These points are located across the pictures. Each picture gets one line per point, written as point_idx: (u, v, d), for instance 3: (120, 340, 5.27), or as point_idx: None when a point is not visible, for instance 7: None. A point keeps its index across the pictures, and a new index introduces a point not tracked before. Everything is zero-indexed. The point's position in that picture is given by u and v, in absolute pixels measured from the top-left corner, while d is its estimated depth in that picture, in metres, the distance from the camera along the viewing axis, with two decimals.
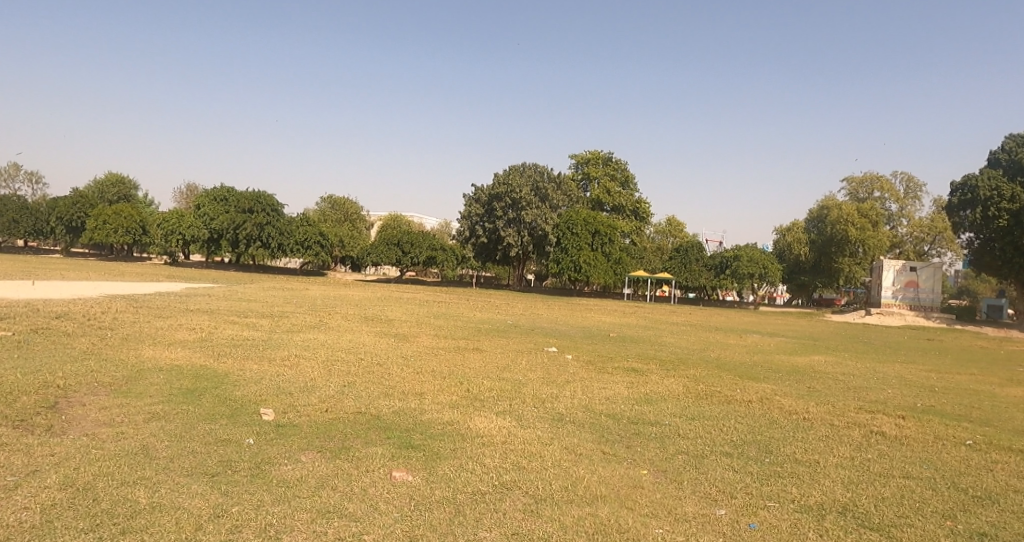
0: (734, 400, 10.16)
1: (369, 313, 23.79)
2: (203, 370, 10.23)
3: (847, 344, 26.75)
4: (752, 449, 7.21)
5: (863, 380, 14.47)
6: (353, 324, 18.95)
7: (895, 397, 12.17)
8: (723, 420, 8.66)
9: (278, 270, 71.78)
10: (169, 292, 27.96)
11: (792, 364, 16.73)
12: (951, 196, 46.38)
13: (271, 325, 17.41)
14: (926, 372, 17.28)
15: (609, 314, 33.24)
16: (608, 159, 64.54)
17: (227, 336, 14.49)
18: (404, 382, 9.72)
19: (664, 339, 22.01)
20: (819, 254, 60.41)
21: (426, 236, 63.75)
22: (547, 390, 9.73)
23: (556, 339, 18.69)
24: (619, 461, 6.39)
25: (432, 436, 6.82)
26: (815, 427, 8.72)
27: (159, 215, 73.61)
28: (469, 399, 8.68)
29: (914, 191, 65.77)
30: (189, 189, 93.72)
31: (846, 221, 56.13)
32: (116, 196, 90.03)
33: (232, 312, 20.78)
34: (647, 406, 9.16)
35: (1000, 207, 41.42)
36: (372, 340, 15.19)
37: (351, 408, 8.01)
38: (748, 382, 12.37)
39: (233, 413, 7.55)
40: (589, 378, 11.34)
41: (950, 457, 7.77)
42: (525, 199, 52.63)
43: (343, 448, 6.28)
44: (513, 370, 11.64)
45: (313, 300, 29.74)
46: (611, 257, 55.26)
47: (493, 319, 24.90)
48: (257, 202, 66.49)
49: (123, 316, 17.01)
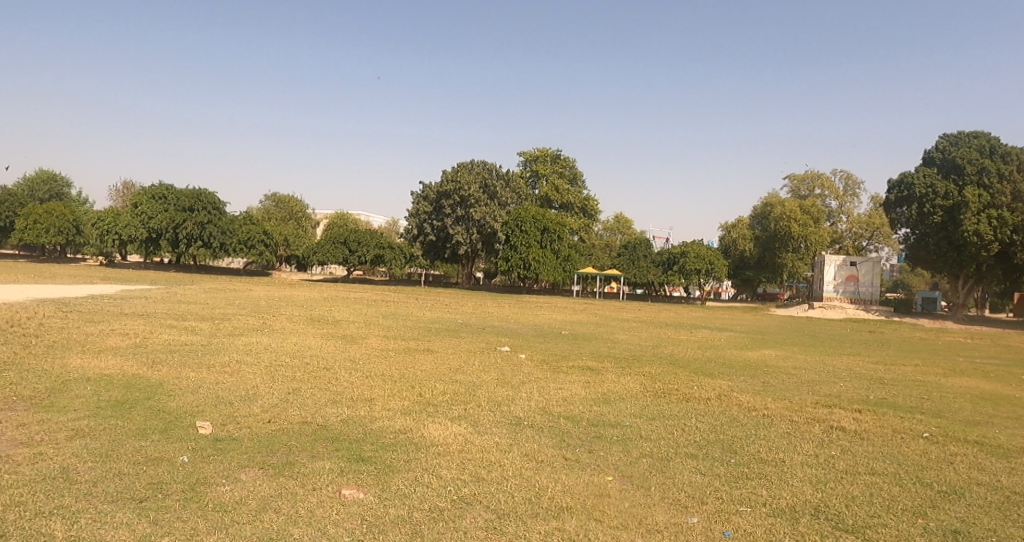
0: (692, 398, 10.05)
1: (316, 314, 23.00)
2: (134, 379, 9.50)
3: (793, 337, 27.35)
4: (716, 450, 7.05)
5: (814, 374, 14.68)
6: (298, 326, 18.21)
7: (848, 390, 12.35)
8: (683, 419, 8.51)
9: (220, 271, 69.31)
10: (102, 295, 26.47)
11: (745, 359, 16.87)
12: (889, 193, 48.24)
13: (211, 328, 16.55)
14: (872, 365, 17.69)
15: (562, 311, 33.15)
16: (557, 156, 64.75)
17: (163, 341, 13.64)
18: (353, 387, 9.24)
19: (617, 336, 21.98)
20: (763, 250, 62.00)
21: (372, 235, 62.58)
22: (503, 392, 9.42)
23: (510, 339, 18.38)
24: (584, 468, 6.11)
25: (385, 447, 6.42)
26: (774, 423, 8.67)
27: (93, 214, 70.13)
28: (422, 404, 8.28)
29: (852, 188, 68.21)
30: (125, 186, 89.71)
31: (788, 217, 57.77)
32: (45, 193, 85.47)
33: (169, 315, 19.71)
34: (606, 406, 8.96)
35: (935, 204, 43.39)
36: (317, 342, 14.56)
37: (297, 418, 7.51)
38: (704, 378, 12.32)
39: (166, 428, 6.96)
40: (545, 378, 11.07)
41: (908, 450, 7.81)
42: (475, 196, 52.27)
43: (288, 464, 5.82)
44: (467, 371, 11.27)
45: (257, 301, 28.67)
46: (561, 254, 55.41)
47: (445, 318, 24.45)
48: (197, 200, 64.13)
49: (49, 322, 15.89)
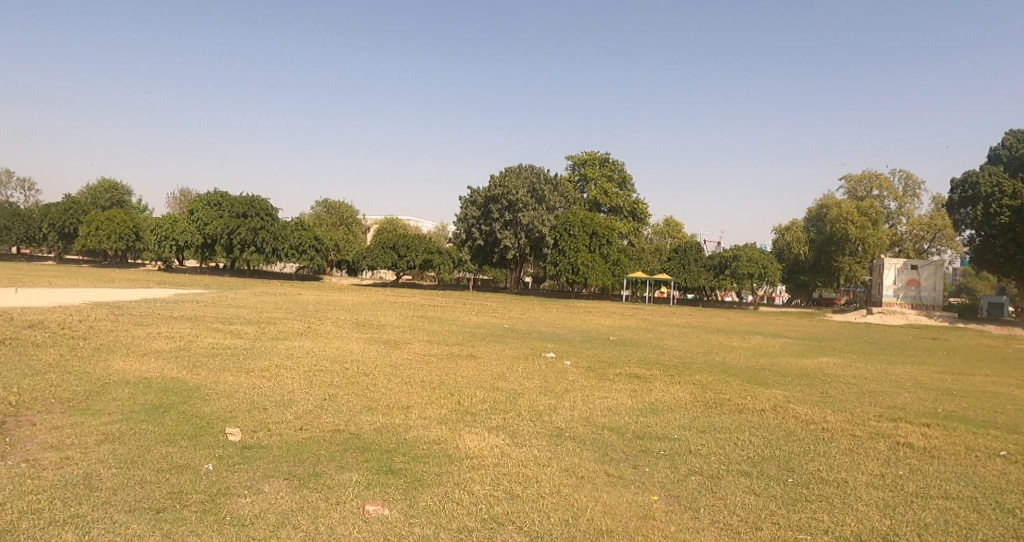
0: (746, 409, 9.45)
1: (361, 319, 23.04)
2: (174, 383, 9.49)
3: (852, 345, 26.08)
4: (772, 467, 6.51)
5: (876, 383, 13.79)
6: (342, 330, 18.24)
7: (915, 402, 11.50)
8: (736, 432, 7.95)
9: (273, 276, 71.01)
10: (157, 299, 27.29)
11: (800, 367, 16.04)
12: (952, 193, 45.87)
13: (256, 332, 16.69)
14: (940, 375, 16.58)
15: (608, 317, 32.53)
16: (605, 159, 63.82)
17: (207, 345, 13.76)
18: (390, 394, 9.01)
19: (665, 342, 21.31)
20: (819, 253, 59.82)
21: (422, 239, 63.06)
22: (546, 401, 9.03)
23: (554, 344, 17.99)
24: (626, 485, 5.69)
25: (416, 458, 6.12)
26: (836, 439, 8.02)
27: (153, 221, 72.77)
28: (460, 413, 7.96)
29: (913, 188, 65.23)
30: (183, 193, 93.02)
31: (845, 219, 55.57)
32: (109, 202, 89.22)
33: (218, 318, 20.05)
34: (652, 417, 8.46)
35: (1001, 204, 40.81)
36: (359, 347, 14.45)
37: (329, 426, 7.30)
38: (758, 388, 11.65)
39: (196, 434, 6.85)
40: (589, 386, 10.63)
41: (988, 471, 7.07)
42: (522, 200, 51.97)
43: (313, 475, 5.59)
44: (508, 378, 10.94)
45: (304, 305, 29.05)
46: (609, 258, 54.54)
47: (488, 323, 24.21)
48: (251, 206, 66.03)
49: (101, 324, 16.28)
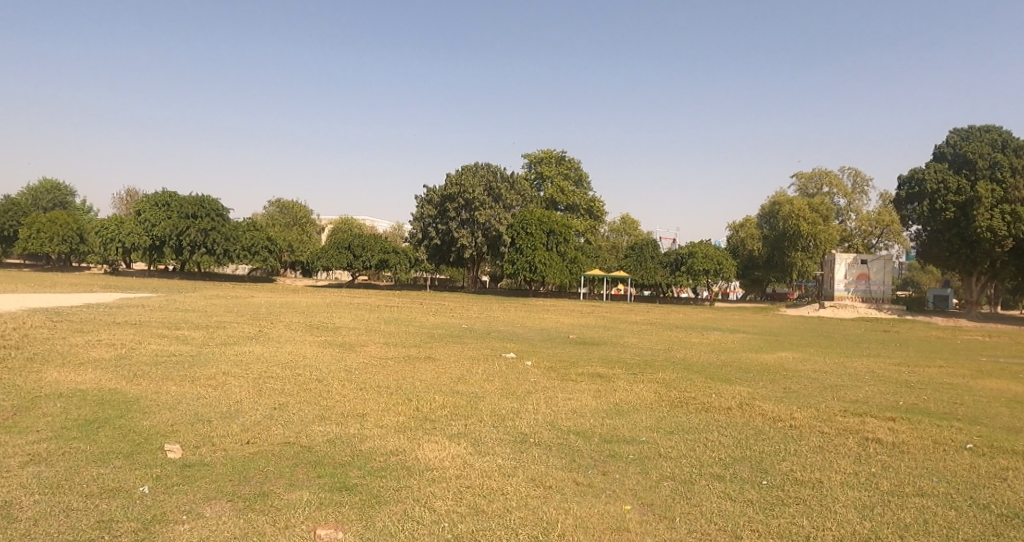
0: (712, 407, 9.30)
1: (316, 321, 22.30)
2: (111, 395, 8.81)
3: (808, 339, 26.49)
4: (744, 470, 6.33)
5: (836, 378, 13.89)
6: (296, 334, 17.55)
7: (875, 396, 11.56)
8: (704, 432, 7.76)
9: (224, 278, 68.92)
10: (99, 303, 25.98)
11: (761, 362, 16.09)
12: (899, 190, 47.33)
13: (204, 338, 15.89)
14: (895, 367, 16.87)
15: (569, 315, 32.42)
16: (562, 158, 63.97)
17: (150, 352, 12.97)
18: (345, 401, 8.54)
19: (627, 339, 21.23)
20: (772, 249, 61.09)
21: (377, 239, 62.16)
22: (508, 405, 8.69)
23: (515, 343, 17.66)
24: (597, 495, 5.40)
25: (373, 472, 5.72)
26: (805, 436, 7.89)
27: (97, 222, 69.80)
28: (419, 420, 7.56)
29: (860, 185, 67.29)
30: (128, 194, 89.58)
31: (797, 216, 56.91)
32: (49, 203, 85.29)
33: (163, 323, 19.09)
34: (618, 419, 8.22)
35: (946, 200, 42.38)
36: (312, 351, 13.86)
37: (279, 438, 6.81)
38: (723, 385, 11.56)
39: (132, 452, 6.29)
40: (553, 387, 10.33)
41: (956, 465, 7.04)
42: (479, 199, 51.59)
43: (260, 495, 5.13)
44: (468, 381, 10.56)
45: (257, 307, 28.08)
46: (567, 256, 54.58)
47: (449, 323, 23.76)
48: (201, 207, 63.91)
49: (35, 332, 15.27)
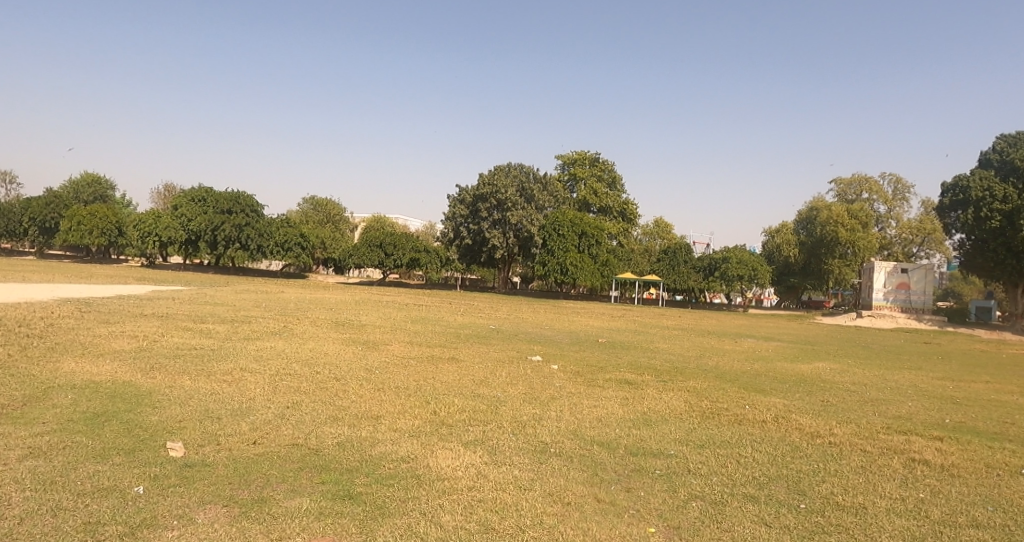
0: (746, 420, 8.77)
1: (341, 318, 22.18)
2: (124, 388, 8.66)
3: (845, 349, 25.52)
4: (781, 491, 5.84)
5: (877, 391, 13.19)
6: (320, 330, 17.42)
7: (921, 412, 10.87)
8: (737, 447, 7.27)
9: (257, 273, 69.84)
10: (131, 295, 26.31)
11: (797, 373, 15.40)
12: (942, 197, 45.63)
13: (227, 332, 15.81)
14: (939, 381, 16.02)
15: (597, 318, 31.87)
16: (595, 159, 63.17)
17: (172, 345, 12.89)
18: (361, 402, 8.24)
19: (656, 345, 20.63)
20: (809, 256, 59.46)
21: (409, 237, 62.25)
22: (529, 410, 8.30)
23: (541, 346, 17.24)
24: (618, 514, 4.98)
25: (380, 480, 5.39)
26: (847, 455, 7.34)
27: (136, 216, 71.28)
28: (434, 424, 7.22)
29: (902, 192, 65.20)
30: (167, 189, 91.48)
31: (835, 222, 55.34)
32: (91, 196, 87.60)
33: (189, 316, 19.12)
34: (644, 429, 7.78)
35: (992, 208, 40.50)
36: (335, 349, 13.64)
37: (287, 439, 6.54)
38: (756, 396, 11.00)
39: (135, 449, 6.09)
40: (578, 393, 9.90)
41: (1016, 493, 6.41)
42: (511, 199, 51.21)
43: (258, 501, 4.84)
44: (490, 384, 10.19)
45: (285, 303, 28.16)
46: (599, 258, 53.84)
47: (474, 323, 23.45)
48: (236, 202, 64.87)
49: (63, 322, 15.36)
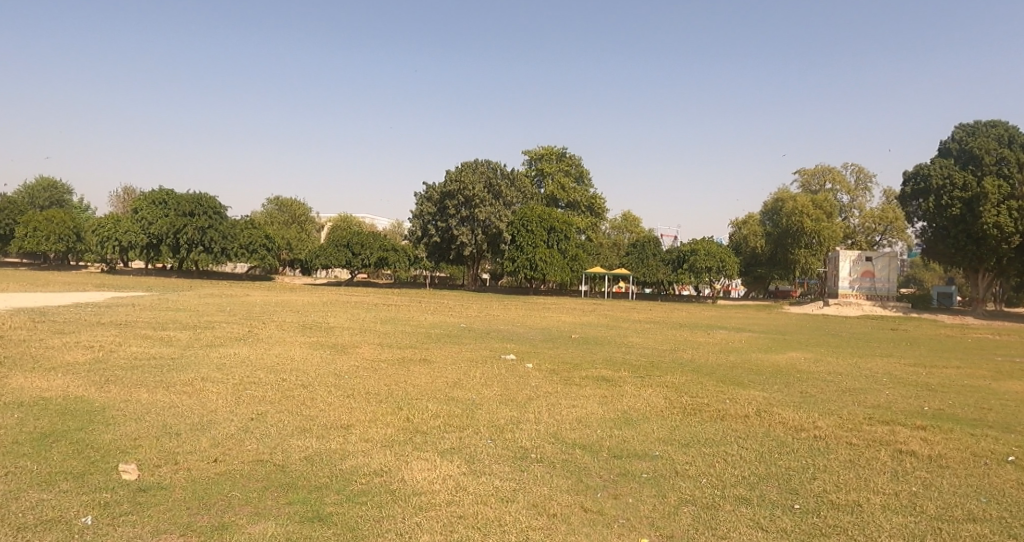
0: (728, 415, 8.59)
1: (310, 321, 21.57)
2: (75, 403, 8.10)
3: (815, 338, 25.76)
4: (772, 490, 5.64)
5: (852, 380, 13.19)
6: (286, 334, 16.84)
7: (898, 400, 10.85)
8: (722, 445, 7.06)
9: (223, 276, 68.20)
10: (89, 303, 25.28)
11: (772, 364, 15.36)
12: (904, 186, 46.58)
13: (189, 339, 15.15)
14: (911, 368, 16.16)
15: (570, 313, 31.72)
16: (563, 154, 63.15)
17: (129, 355, 12.24)
18: (330, 410, 7.82)
19: (631, 339, 20.48)
20: (775, 246, 60.27)
21: (376, 237, 61.38)
22: (507, 413, 7.99)
23: (516, 345, 16.95)
24: (609, 524, 4.70)
25: (352, 498, 5.02)
26: (833, 449, 7.19)
27: (93, 221, 69.01)
28: (408, 433, 6.85)
29: (863, 182, 66.52)
30: (126, 191, 88.84)
31: (800, 212, 56.23)
32: (46, 201, 84.66)
33: (149, 324, 18.35)
34: (627, 429, 7.53)
35: (952, 196, 41.50)
36: (302, 353, 13.13)
37: (250, 455, 6.11)
38: (734, 389, 10.86)
39: (84, 472, 5.61)
40: (556, 393, 9.61)
41: (1005, 482, 6.31)
42: (479, 196, 50.84)
43: (219, 527, 4.44)
44: (464, 387, 9.84)
45: (251, 307, 27.35)
46: (569, 253, 53.80)
47: (446, 323, 23.05)
48: (198, 204, 63.18)
49: (13, 333, 14.55)
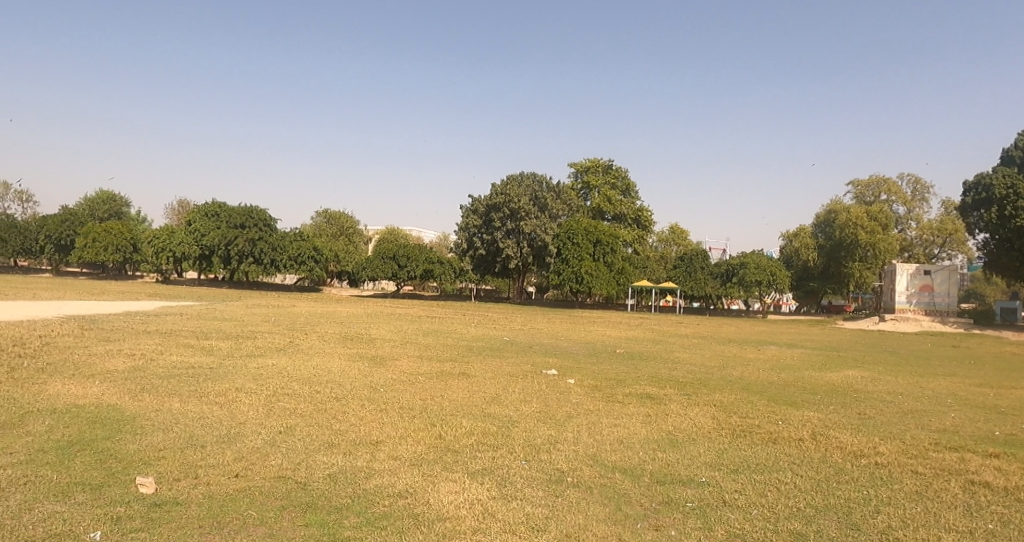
0: (781, 438, 8.00)
1: (350, 332, 21.58)
2: (108, 412, 8.10)
3: (872, 355, 24.53)
4: (833, 526, 5.09)
5: (915, 401, 12.32)
6: (327, 345, 16.81)
7: (968, 424, 10.00)
8: (774, 472, 6.52)
9: (271, 287, 69.66)
10: (140, 312, 25.93)
11: (827, 382, 14.55)
12: (965, 196, 44.34)
13: (230, 348, 15.24)
14: (978, 388, 15.08)
15: (614, 327, 31.12)
16: (609, 166, 62.53)
17: (168, 364, 12.31)
18: (360, 425, 7.58)
19: (677, 355, 19.80)
20: (828, 259, 58.22)
21: (422, 249, 61.76)
22: (544, 432, 7.60)
23: (557, 359, 16.54)
24: None
25: (370, 521, 4.73)
26: (899, 478, 6.57)
27: (150, 232, 71.52)
28: (439, 451, 6.54)
29: (921, 192, 63.83)
30: (180, 204, 91.93)
31: (854, 224, 54.20)
32: (106, 213, 88.38)
33: (193, 333, 18.61)
34: (671, 452, 7.05)
35: (1017, 206, 39.26)
36: (339, 365, 12.98)
37: (272, 471, 5.91)
38: (788, 410, 10.21)
39: (102, 484, 5.49)
40: (596, 410, 9.18)
41: None
42: (525, 209, 50.65)
43: None
44: (501, 402, 9.49)
45: (295, 317, 27.66)
46: (615, 266, 53.05)
47: (487, 335, 22.76)
48: (249, 217, 64.70)
49: (63, 340, 14.89)
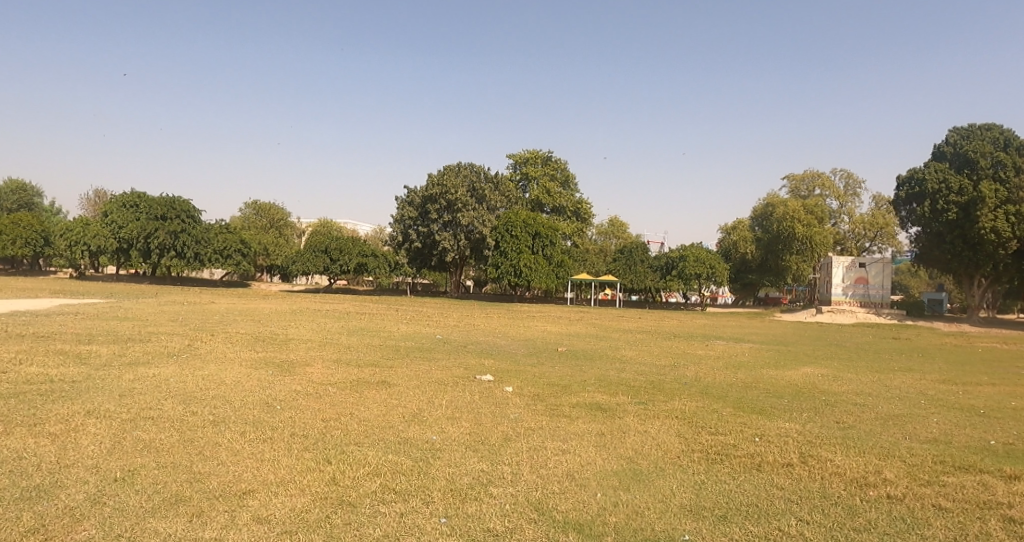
0: (765, 463, 6.57)
1: (266, 332, 19.26)
2: None
3: (820, 349, 24.00)
4: None
5: (885, 403, 11.23)
6: (232, 350, 14.57)
7: (958, 433, 8.87)
8: (775, 518, 5.03)
9: (196, 282, 65.46)
10: (27, 311, 22.78)
11: (788, 383, 13.39)
12: (898, 190, 44.99)
13: (109, 355, 12.83)
14: (940, 385, 14.26)
15: (557, 322, 29.76)
16: (548, 158, 61.29)
17: (20, 377, 9.90)
18: (229, 466, 5.67)
19: (623, 352, 18.39)
20: (766, 252, 58.65)
21: (357, 242, 59.07)
22: (474, 467, 5.89)
23: (495, 360, 14.88)
24: None
25: None
26: (925, 521, 5.19)
27: (62, 224, 65.82)
28: (329, 506, 4.77)
29: (853, 187, 65.28)
30: (97, 194, 85.64)
31: (791, 218, 54.61)
32: (14, 204, 81.54)
33: (74, 335, 15.96)
34: (637, 491, 5.48)
35: (948, 201, 40.04)
36: (236, 375, 10.90)
37: None
38: (759, 420, 8.88)
39: None
40: (539, 430, 7.54)
41: None
42: (462, 200, 48.76)
43: None
44: (423, 421, 7.74)
45: (208, 316, 25.00)
46: (554, 259, 51.89)
47: (421, 334, 20.88)
48: (171, 207, 60.03)
49: None
